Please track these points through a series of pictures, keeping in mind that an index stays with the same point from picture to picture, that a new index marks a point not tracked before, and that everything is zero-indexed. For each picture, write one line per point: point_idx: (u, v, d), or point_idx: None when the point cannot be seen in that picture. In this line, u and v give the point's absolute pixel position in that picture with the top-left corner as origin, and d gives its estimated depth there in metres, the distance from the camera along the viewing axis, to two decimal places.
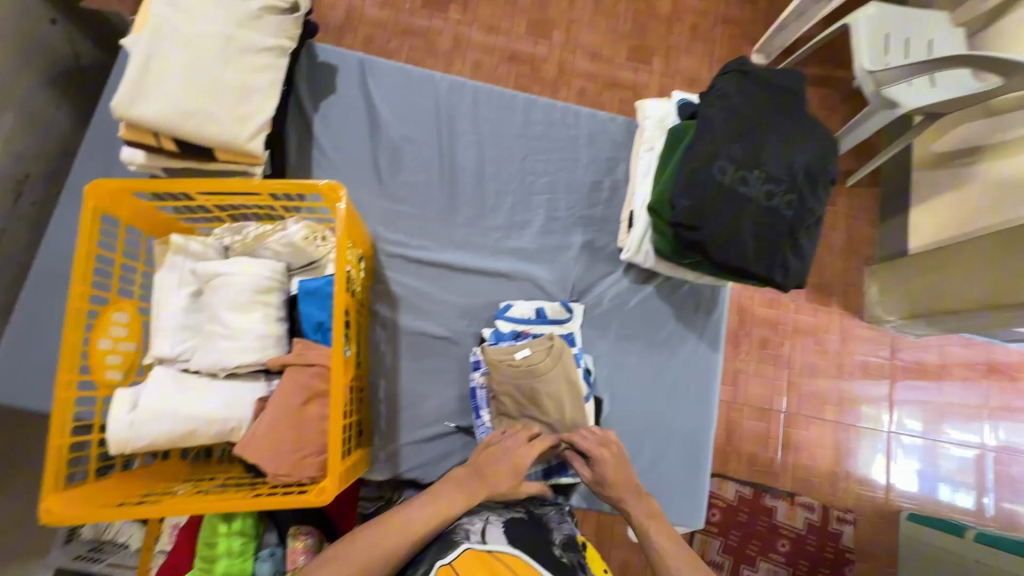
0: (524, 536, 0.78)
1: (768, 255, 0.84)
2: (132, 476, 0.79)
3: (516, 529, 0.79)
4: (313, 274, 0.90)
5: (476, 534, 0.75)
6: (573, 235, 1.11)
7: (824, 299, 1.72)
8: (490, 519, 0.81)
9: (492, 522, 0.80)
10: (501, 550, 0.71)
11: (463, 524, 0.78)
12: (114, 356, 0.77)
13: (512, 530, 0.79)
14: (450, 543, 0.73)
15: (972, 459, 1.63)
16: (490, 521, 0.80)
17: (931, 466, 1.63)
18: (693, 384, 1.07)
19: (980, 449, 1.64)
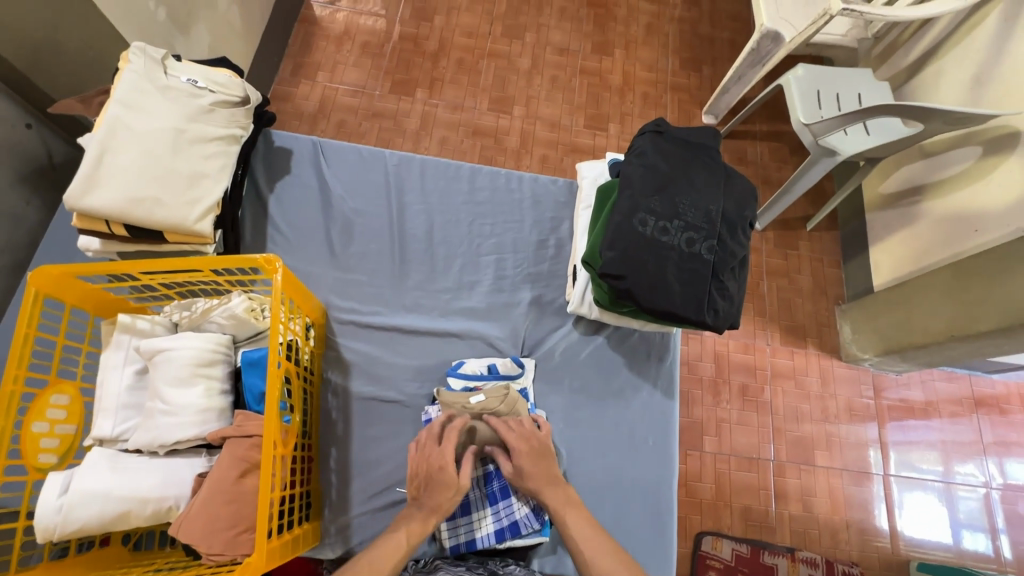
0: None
1: (697, 299, 0.87)
2: (61, 565, 0.77)
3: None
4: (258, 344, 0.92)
5: None
6: (522, 292, 1.14)
7: (799, 341, 1.73)
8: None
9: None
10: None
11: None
12: (50, 439, 0.77)
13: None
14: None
15: (978, 499, 1.57)
16: None
17: (936, 509, 1.56)
18: (651, 434, 1.06)
19: (984, 488, 1.58)
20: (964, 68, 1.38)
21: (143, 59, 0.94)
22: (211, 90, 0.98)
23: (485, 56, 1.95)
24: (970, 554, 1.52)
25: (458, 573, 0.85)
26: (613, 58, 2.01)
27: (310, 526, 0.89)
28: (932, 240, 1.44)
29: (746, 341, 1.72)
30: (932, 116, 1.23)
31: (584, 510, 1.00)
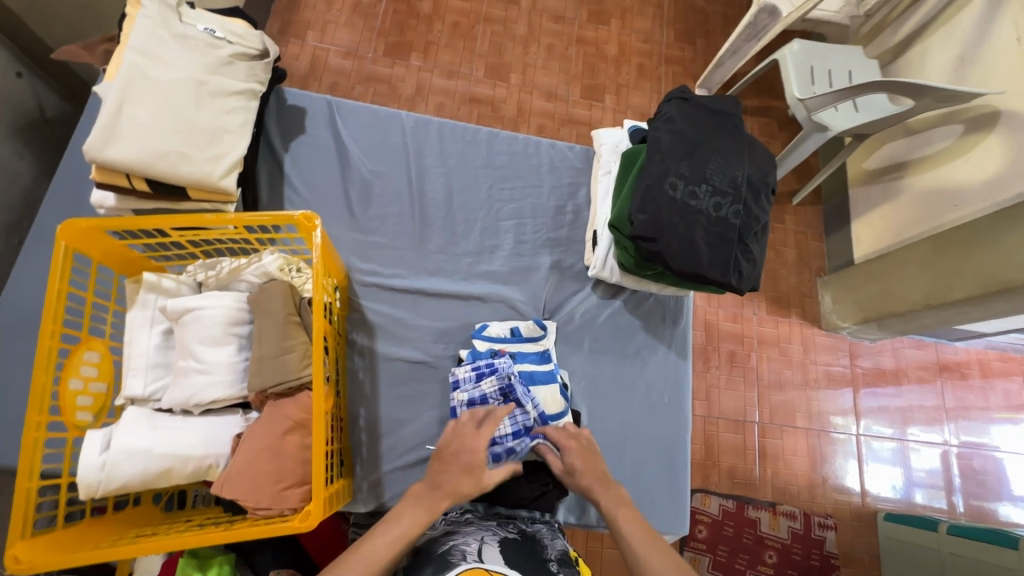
0: (520, 558, 0.76)
1: (721, 262, 0.90)
2: (101, 521, 0.75)
3: (510, 550, 0.77)
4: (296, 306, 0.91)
5: (472, 554, 0.72)
6: (541, 257, 1.16)
7: (784, 311, 1.81)
8: (485, 539, 0.79)
9: (488, 543, 0.77)
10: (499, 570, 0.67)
11: (459, 544, 0.75)
12: (85, 397, 0.76)
13: (506, 553, 0.76)
14: (445, 564, 0.69)
15: (937, 458, 1.71)
16: (486, 542, 0.78)
17: (898, 468, 1.69)
18: (666, 393, 1.11)
19: (943, 447, 1.72)
20: (949, 48, 1.44)
21: (157, 5, 0.90)
22: (229, 41, 0.94)
23: (480, 20, 1.91)
24: (926, 506, 1.67)
25: (491, 528, 0.85)
26: (609, 28, 1.99)
27: (344, 482, 0.91)
28: (911, 214, 1.50)
29: (734, 311, 1.79)
30: (924, 94, 1.28)
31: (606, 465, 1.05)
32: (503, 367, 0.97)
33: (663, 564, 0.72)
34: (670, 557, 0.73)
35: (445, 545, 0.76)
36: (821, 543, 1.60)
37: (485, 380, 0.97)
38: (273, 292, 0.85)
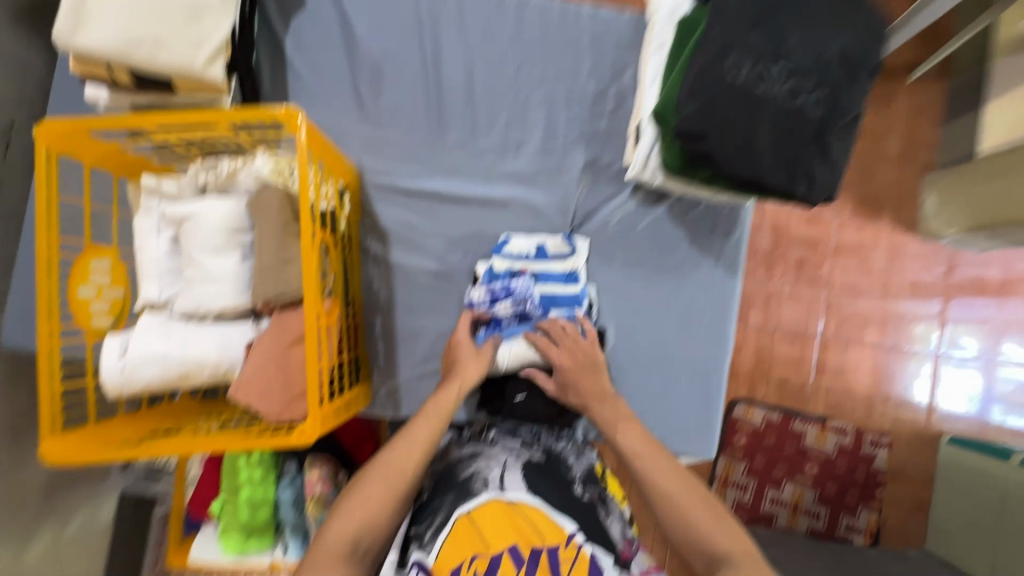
0: (547, 483, 0.72)
1: (788, 165, 0.73)
2: (136, 416, 0.81)
3: (534, 472, 0.74)
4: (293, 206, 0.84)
5: (494, 482, 0.70)
6: (574, 155, 1.00)
7: (873, 214, 1.55)
8: (508, 463, 0.74)
9: (511, 467, 0.73)
10: (523, 501, 0.67)
11: (479, 471, 0.72)
12: (100, 303, 0.77)
13: (530, 476, 0.72)
14: (466, 492, 0.69)
15: None
16: (508, 465, 0.74)
17: (977, 387, 1.52)
18: (707, 315, 1.00)
19: None
20: None
21: None
22: None
23: None
24: (1005, 430, 1.51)
25: (514, 448, 0.80)
26: None
27: (360, 389, 0.92)
28: None
29: (811, 213, 1.55)
30: None
31: (630, 385, 0.99)
32: (520, 291, 0.92)
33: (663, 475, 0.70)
34: (666, 460, 0.72)
35: (466, 469, 0.73)
36: (870, 460, 1.51)
37: (498, 306, 0.92)
38: (270, 201, 0.79)
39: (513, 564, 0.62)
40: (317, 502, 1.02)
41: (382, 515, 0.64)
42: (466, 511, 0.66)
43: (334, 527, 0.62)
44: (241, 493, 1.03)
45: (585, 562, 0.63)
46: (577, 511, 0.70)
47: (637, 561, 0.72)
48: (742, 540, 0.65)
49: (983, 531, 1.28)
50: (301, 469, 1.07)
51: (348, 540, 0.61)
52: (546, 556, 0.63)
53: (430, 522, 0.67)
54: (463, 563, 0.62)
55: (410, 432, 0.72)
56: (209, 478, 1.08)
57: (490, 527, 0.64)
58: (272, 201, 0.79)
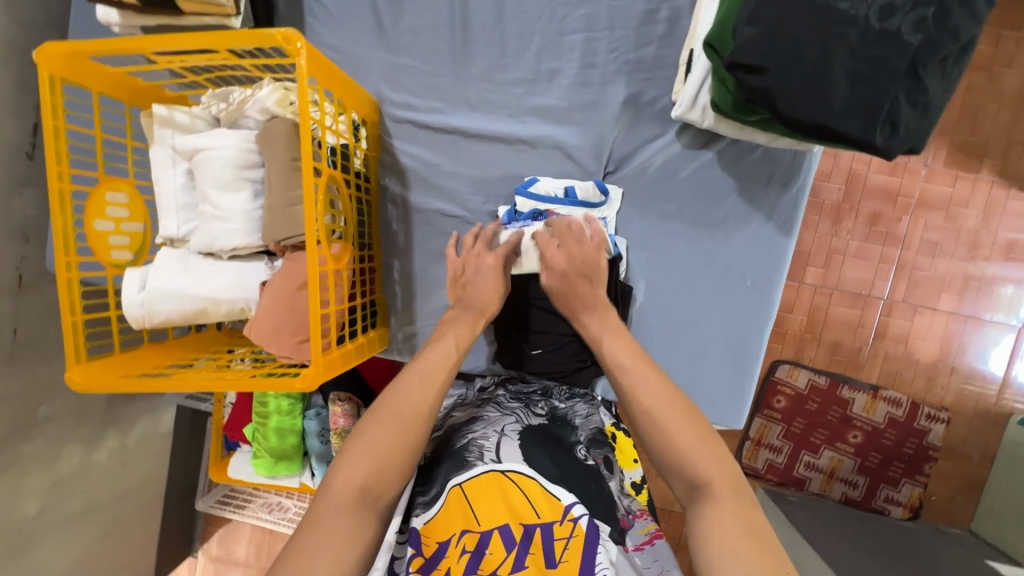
0: (544, 449, 0.72)
1: (868, 107, 0.59)
2: (163, 347, 0.84)
3: (535, 440, 0.73)
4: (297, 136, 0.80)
5: (489, 453, 0.69)
6: (614, 88, 0.88)
7: (971, 163, 1.33)
8: (505, 431, 0.74)
9: (508, 435, 0.73)
10: (516, 470, 0.66)
11: (476, 438, 0.72)
12: (118, 237, 0.78)
13: (529, 446, 0.72)
14: (460, 463, 0.68)
15: None
16: (506, 433, 0.73)
17: None
18: (751, 277, 0.89)
19: None
20: None
21: None
22: None
23: None
24: None
25: (514, 411, 0.80)
26: None
27: (375, 334, 0.91)
28: None
29: (896, 159, 1.35)
30: None
31: (657, 347, 0.92)
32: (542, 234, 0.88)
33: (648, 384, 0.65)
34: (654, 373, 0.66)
35: (463, 438, 0.73)
36: (923, 434, 1.37)
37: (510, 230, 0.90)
38: (278, 131, 0.75)
39: (504, 542, 0.60)
40: (340, 435, 1.07)
41: (403, 459, 0.61)
42: (458, 483, 0.66)
43: (341, 474, 0.58)
44: (270, 420, 1.08)
45: (581, 537, 0.61)
46: (576, 483, 0.68)
47: (633, 534, 0.69)
48: (731, 465, 0.58)
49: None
50: (326, 403, 1.13)
51: (357, 489, 0.58)
52: (539, 534, 0.61)
53: (425, 491, 0.68)
54: (452, 536, 0.61)
55: (416, 369, 0.69)
56: (242, 405, 1.14)
57: (481, 501, 0.63)
58: (278, 133, 0.75)
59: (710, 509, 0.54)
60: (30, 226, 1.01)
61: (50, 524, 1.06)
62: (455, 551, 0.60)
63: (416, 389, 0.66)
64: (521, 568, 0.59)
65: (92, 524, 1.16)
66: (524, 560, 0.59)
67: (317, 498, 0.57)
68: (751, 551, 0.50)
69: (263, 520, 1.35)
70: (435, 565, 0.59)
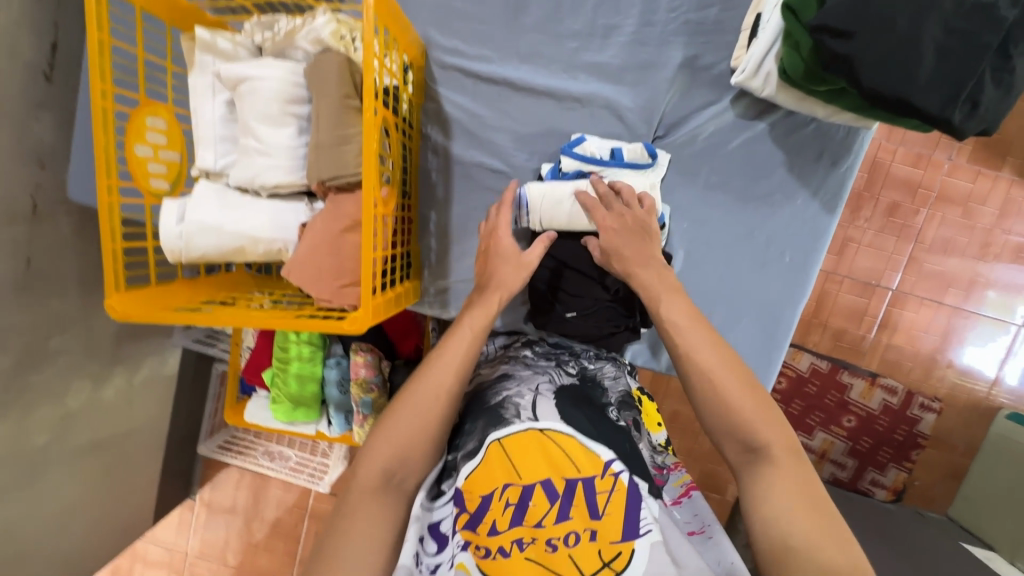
0: (581, 412, 0.67)
1: (952, 83, 0.57)
2: (195, 283, 0.83)
3: (569, 399, 0.69)
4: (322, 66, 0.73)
5: (526, 411, 0.65)
6: (671, 49, 0.85)
7: (993, 160, 1.33)
8: (540, 391, 0.70)
9: (544, 394, 0.69)
10: (555, 430, 0.62)
11: (511, 397, 0.68)
12: (157, 165, 0.76)
13: (564, 403, 0.68)
14: (498, 420, 0.64)
15: None
16: (540, 392, 0.70)
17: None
18: (789, 254, 0.90)
19: None
20: None
21: None
22: None
23: None
24: None
25: (547, 370, 0.77)
26: None
27: (411, 285, 0.90)
28: None
29: (922, 151, 1.34)
30: None
31: None
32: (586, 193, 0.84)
33: (707, 350, 0.65)
34: (713, 337, 0.66)
35: (497, 396, 0.70)
36: (914, 422, 1.39)
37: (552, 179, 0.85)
38: (328, 62, 0.72)
39: (547, 495, 0.57)
40: (361, 385, 1.06)
41: (420, 447, 0.62)
42: (498, 439, 0.62)
43: (365, 464, 0.61)
44: (291, 366, 1.07)
45: (622, 491, 0.58)
46: (614, 440, 0.64)
47: (668, 489, 0.67)
48: (788, 431, 0.59)
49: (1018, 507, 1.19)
50: (347, 353, 1.11)
51: (379, 475, 0.60)
52: (581, 488, 0.58)
53: (463, 446, 0.65)
54: (495, 490, 0.58)
55: (440, 360, 0.67)
56: (262, 350, 1.13)
57: (523, 456, 0.60)
58: (330, 66, 0.72)
59: (771, 474, 0.56)
60: (46, 152, 0.95)
61: (57, 459, 1.04)
62: (499, 505, 0.57)
63: (437, 377, 0.66)
64: (566, 519, 0.56)
65: (98, 462, 1.15)
66: (568, 511, 0.57)
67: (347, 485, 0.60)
68: (817, 514, 0.53)
69: (266, 468, 1.40)
70: (480, 520, 0.57)
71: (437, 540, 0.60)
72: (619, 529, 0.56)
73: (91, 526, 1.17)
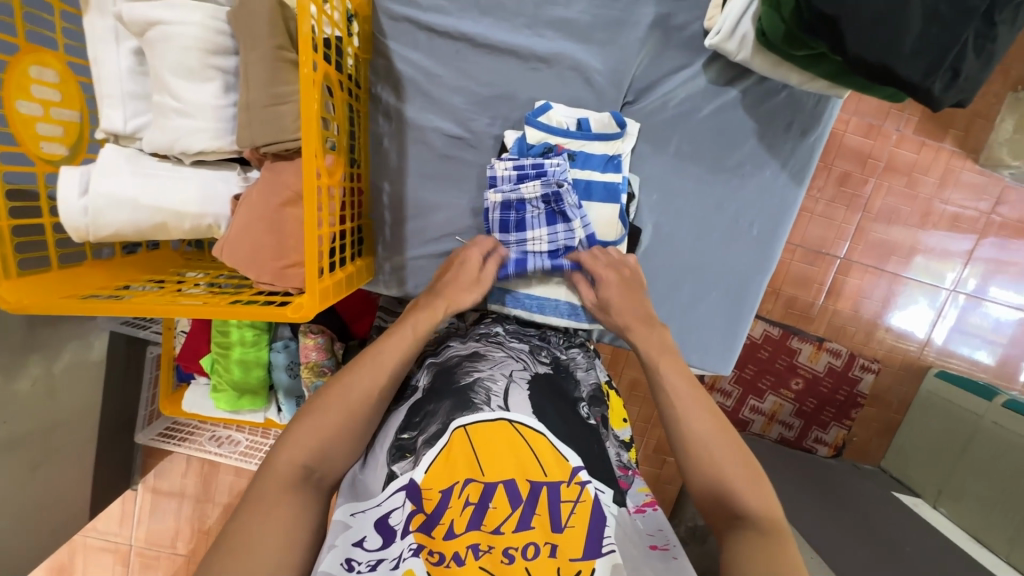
0: (551, 400, 0.64)
1: (936, 49, 0.55)
2: (109, 265, 0.72)
3: (541, 393, 0.65)
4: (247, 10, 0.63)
5: (497, 398, 0.60)
6: (642, 5, 0.79)
7: (937, 131, 1.35)
8: (514, 376, 0.65)
9: (517, 381, 0.64)
10: (524, 422, 0.58)
11: (483, 379, 0.63)
12: (49, 126, 0.64)
13: (536, 394, 0.64)
14: (466, 403, 0.59)
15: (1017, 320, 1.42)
16: (514, 379, 0.65)
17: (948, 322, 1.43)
18: (757, 225, 0.88)
19: None
20: None
21: None
22: None
23: None
24: (983, 370, 1.45)
25: (519, 355, 0.73)
26: None
27: (363, 263, 0.83)
28: None
29: (872, 122, 1.35)
30: None
31: (657, 292, 0.91)
32: (553, 173, 0.77)
33: (701, 418, 0.63)
34: (708, 407, 0.64)
35: (467, 376, 0.64)
36: (854, 383, 1.43)
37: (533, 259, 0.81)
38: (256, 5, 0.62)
39: (509, 498, 0.53)
40: (312, 370, 0.98)
41: (341, 445, 0.58)
42: (463, 425, 0.57)
43: (281, 459, 0.55)
44: (232, 352, 0.98)
45: (587, 502, 0.54)
46: (584, 442, 0.61)
47: (633, 494, 0.64)
48: (767, 495, 0.56)
49: (945, 459, 1.27)
50: (295, 336, 1.01)
51: (298, 470, 0.55)
52: (546, 494, 0.54)
53: (424, 428, 0.58)
54: (454, 486, 0.53)
55: (371, 363, 0.64)
56: (199, 334, 1.03)
57: (489, 451, 0.55)
58: (257, 12, 0.61)
59: (750, 538, 0.52)
60: None
61: None
62: (457, 503, 0.53)
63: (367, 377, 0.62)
64: (527, 528, 0.52)
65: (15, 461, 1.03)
66: (529, 519, 0.53)
67: (256, 478, 0.54)
68: None
69: (212, 454, 1.26)
70: (436, 523, 0.52)
71: (382, 535, 0.52)
72: (580, 546, 0.52)
73: (14, 532, 1.05)
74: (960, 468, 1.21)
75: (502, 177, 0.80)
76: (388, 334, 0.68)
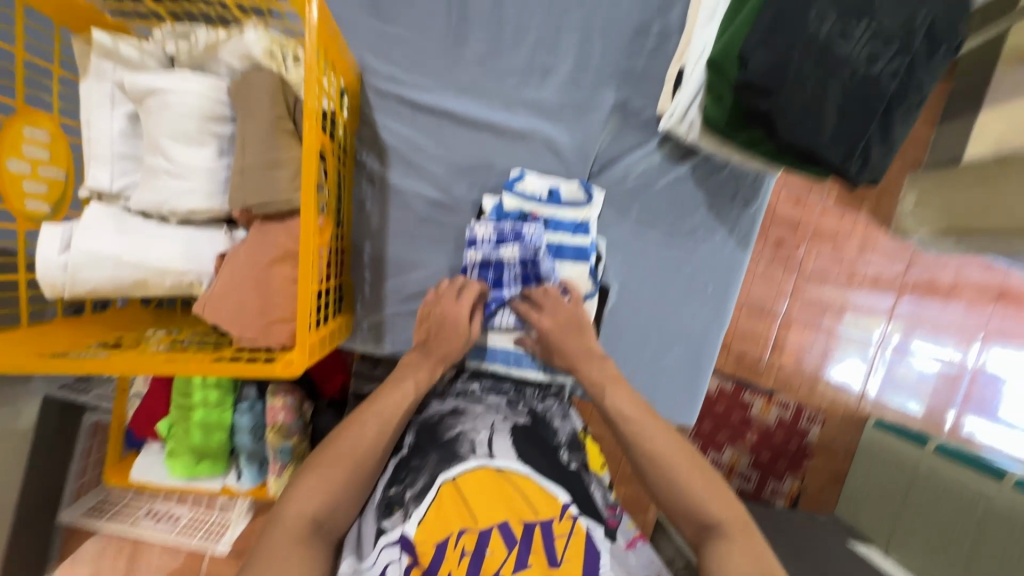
0: (534, 449, 0.66)
1: (850, 139, 0.67)
2: (77, 323, 0.70)
3: (523, 440, 0.67)
4: (248, 84, 0.67)
5: (482, 446, 0.62)
6: (603, 93, 0.90)
7: (853, 203, 1.54)
8: (496, 427, 0.67)
9: (499, 430, 0.67)
10: (512, 470, 0.60)
11: (467, 431, 0.65)
12: (34, 184, 0.64)
13: (519, 442, 0.66)
14: (452, 456, 0.60)
15: (938, 371, 1.57)
16: (496, 428, 0.67)
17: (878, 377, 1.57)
18: (711, 283, 0.97)
19: (947, 364, 1.57)
20: None
21: None
22: None
23: None
24: (913, 418, 1.57)
25: (500, 407, 0.75)
26: None
27: (343, 319, 0.84)
28: None
29: (799, 195, 1.53)
30: None
31: (624, 346, 0.96)
32: (530, 238, 0.84)
33: (655, 434, 0.66)
34: (659, 422, 0.68)
35: (451, 431, 0.65)
36: (803, 434, 1.54)
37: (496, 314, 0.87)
38: (258, 81, 0.67)
39: (504, 539, 0.54)
40: (278, 432, 0.92)
41: (344, 503, 0.57)
42: (452, 477, 0.58)
43: (288, 517, 0.53)
44: (193, 414, 0.94)
45: (580, 534, 0.57)
46: (568, 484, 0.63)
47: (622, 530, 0.64)
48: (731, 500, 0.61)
49: (892, 504, 1.34)
50: (260, 395, 0.97)
51: (309, 522, 0.54)
52: (540, 531, 0.55)
53: (411, 482, 0.59)
54: (450, 537, 0.54)
55: (366, 416, 0.63)
56: (157, 396, 0.98)
57: (476, 498, 0.57)
58: (258, 88, 0.66)
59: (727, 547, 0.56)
60: None
61: None
62: (454, 554, 0.53)
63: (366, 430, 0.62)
64: (525, 566, 0.53)
65: None
66: (526, 558, 0.54)
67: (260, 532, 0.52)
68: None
69: (146, 530, 1.14)
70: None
71: None
72: None
73: None
74: (906, 513, 1.28)
75: (479, 237, 0.85)
76: (381, 389, 0.68)
